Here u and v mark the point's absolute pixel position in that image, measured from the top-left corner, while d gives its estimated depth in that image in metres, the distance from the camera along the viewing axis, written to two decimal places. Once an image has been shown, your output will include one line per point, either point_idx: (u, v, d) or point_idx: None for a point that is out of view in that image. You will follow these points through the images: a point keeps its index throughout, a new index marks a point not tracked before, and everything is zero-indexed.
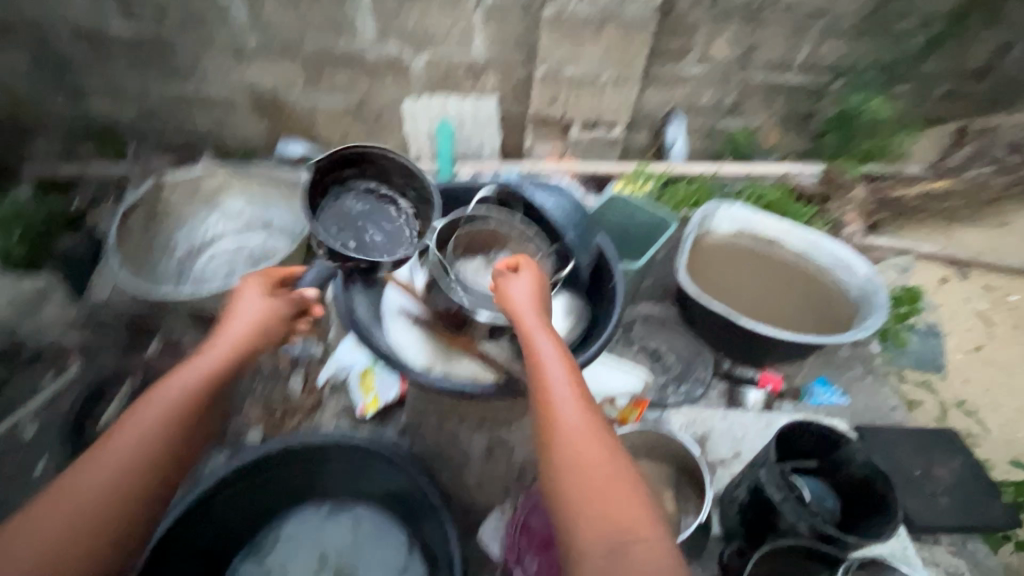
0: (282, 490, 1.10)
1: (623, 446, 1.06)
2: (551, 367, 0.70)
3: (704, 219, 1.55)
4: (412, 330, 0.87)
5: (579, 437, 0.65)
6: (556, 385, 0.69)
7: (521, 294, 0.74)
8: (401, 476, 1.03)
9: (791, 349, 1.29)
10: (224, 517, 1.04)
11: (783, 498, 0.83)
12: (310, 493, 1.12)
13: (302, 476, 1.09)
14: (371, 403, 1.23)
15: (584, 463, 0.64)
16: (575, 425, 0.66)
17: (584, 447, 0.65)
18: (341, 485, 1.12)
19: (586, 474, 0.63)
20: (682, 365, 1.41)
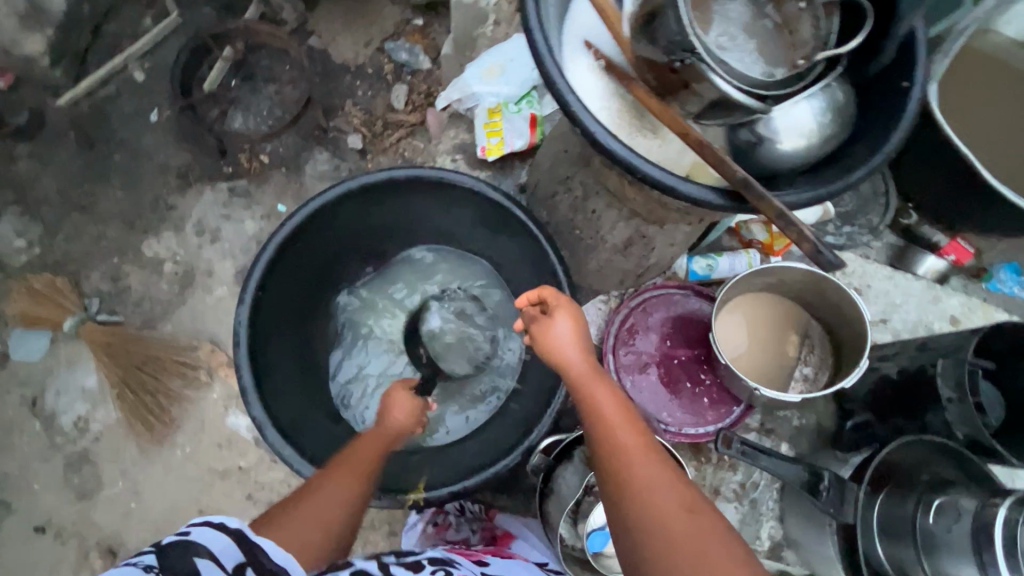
0: (397, 223, 0.99)
1: (767, 280, 0.94)
2: (597, 401, 0.59)
3: (998, 7, 1.05)
4: (597, 76, 0.63)
5: (657, 489, 0.50)
6: (617, 428, 0.56)
7: (562, 341, 0.63)
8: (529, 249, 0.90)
9: (1015, 227, 1.00)
10: (341, 234, 0.94)
11: (953, 398, 0.72)
12: (423, 232, 1.02)
13: (422, 214, 0.96)
14: (493, 148, 1.08)
15: (664, 515, 0.48)
16: (653, 475, 0.51)
17: (655, 486, 0.50)
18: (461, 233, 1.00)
19: (669, 524, 0.48)
20: (857, 203, 1.14)
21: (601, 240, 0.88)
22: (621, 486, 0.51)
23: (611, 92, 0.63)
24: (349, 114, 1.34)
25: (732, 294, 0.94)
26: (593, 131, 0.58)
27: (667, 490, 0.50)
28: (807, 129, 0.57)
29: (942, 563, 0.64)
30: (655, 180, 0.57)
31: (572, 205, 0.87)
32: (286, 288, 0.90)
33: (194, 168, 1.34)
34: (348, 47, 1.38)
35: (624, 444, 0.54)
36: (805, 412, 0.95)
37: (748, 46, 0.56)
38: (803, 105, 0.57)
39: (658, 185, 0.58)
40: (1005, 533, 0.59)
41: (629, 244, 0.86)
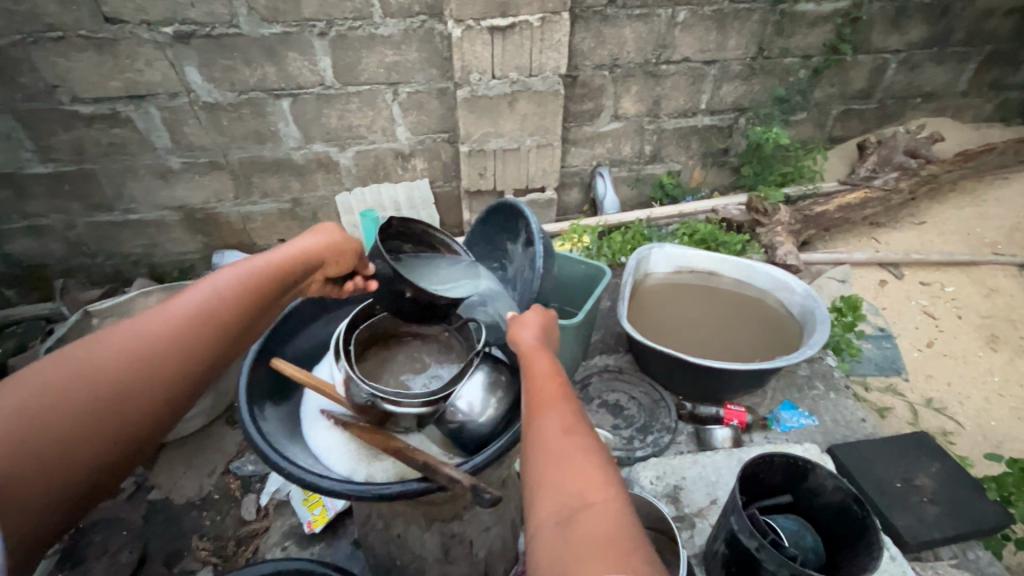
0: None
1: None
2: (542, 389, 0.63)
3: (641, 263, 1.57)
4: (331, 433, 0.79)
5: (581, 497, 0.52)
6: (558, 420, 0.59)
7: (527, 327, 0.71)
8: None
9: (750, 378, 1.27)
10: None
11: (759, 545, 0.77)
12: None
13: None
14: (318, 517, 1.11)
15: (583, 521, 0.50)
16: (584, 482, 0.53)
17: (584, 488, 0.53)
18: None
19: (586, 529, 0.49)
20: (645, 414, 1.36)
21: (422, 557, 0.90)
22: (552, 480, 0.54)
23: (342, 439, 0.78)
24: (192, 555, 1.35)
25: None
26: (311, 480, 0.70)
27: (581, 454, 0.56)
28: (483, 399, 0.75)
29: None
30: (371, 495, 0.68)
31: (382, 537, 0.91)
32: None
33: None
34: (190, 485, 1.52)
35: (546, 404, 0.61)
36: None
37: (417, 373, 0.83)
38: (468, 385, 0.75)
39: (375, 498, 0.67)
40: None
41: (448, 548, 0.89)
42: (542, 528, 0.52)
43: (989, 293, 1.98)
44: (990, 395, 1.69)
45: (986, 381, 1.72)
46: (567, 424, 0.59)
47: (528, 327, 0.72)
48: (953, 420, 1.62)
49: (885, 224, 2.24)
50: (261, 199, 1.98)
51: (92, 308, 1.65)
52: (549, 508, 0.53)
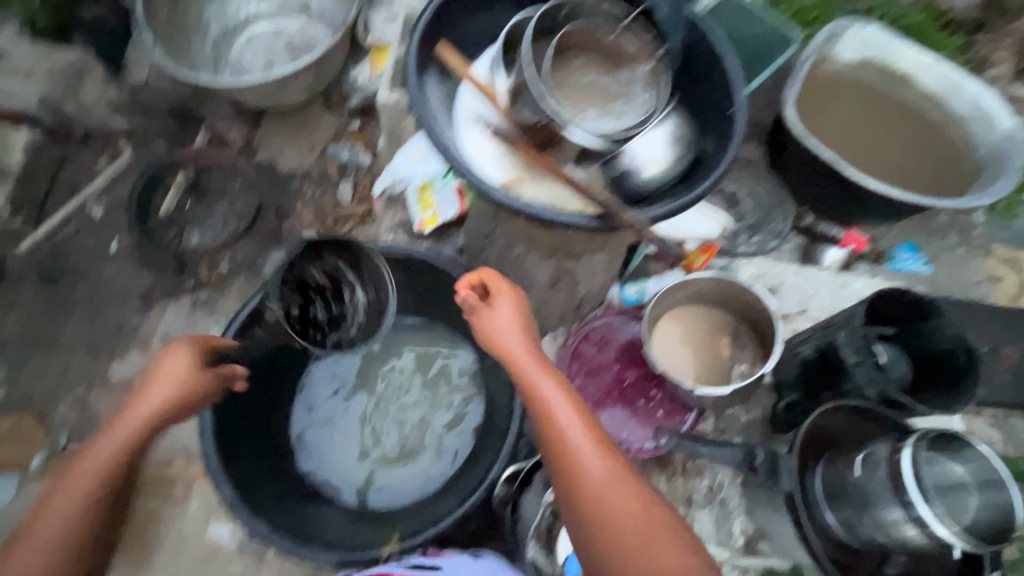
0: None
1: (687, 293, 1.03)
2: (555, 410, 0.69)
3: (827, 42, 1.25)
4: (487, 140, 0.76)
5: (598, 484, 0.65)
6: (564, 420, 0.68)
7: (507, 331, 0.74)
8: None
9: (893, 210, 1.15)
10: (285, 319, 0.98)
11: (858, 362, 0.81)
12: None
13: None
14: (429, 221, 1.19)
15: (605, 504, 0.64)
16: (595, 468, 0.65)
17: (601, 479, 0.65)
18: (408, 300, 1.10)
19: (612, 509, 0.63)
20: (758, 214, 1.29)
21: (531, 281, 0.98)
22: (572, 482, 0.65)
23: (501, 153, 0.75)
24: (298, 217, 1.50)
25: (659, 310, 1.03)
26: (474, 179, 0.68)
27: (604, 468, 0.66)
28: (658, 158, 0.69)
29: (878, 514, 0.70)
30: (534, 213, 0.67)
31: (500, 254, 0.97)
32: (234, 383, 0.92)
33: (153, 287, 1.45)
34: (295, 158, 1.58)
35: (559, 420, 0.68)
36: (751, 405, 1.01)
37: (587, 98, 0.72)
38: (646, 140, 0.69)
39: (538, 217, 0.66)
40: (914, 471, 0.66)
41: (556, 280, 0.96)
42: (604, 550, 0.63)
43: None
44: None
45: None
46: (585, 441, 0.67)
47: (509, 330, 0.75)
48: None
49: None
50: None
51: None
52: (602, 536, 0.63)
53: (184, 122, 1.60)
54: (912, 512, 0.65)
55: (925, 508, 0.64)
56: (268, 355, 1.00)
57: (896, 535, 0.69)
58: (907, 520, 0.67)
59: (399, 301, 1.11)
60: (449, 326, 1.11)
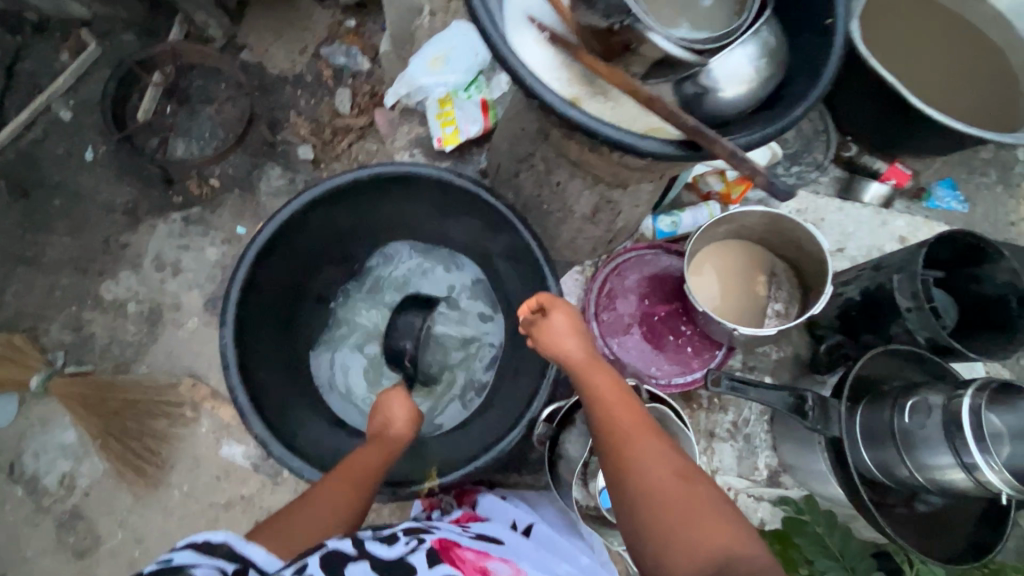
0: (369, 222, 0.97)
1: (731, 227, 0.97)
2: (608, 401, 0.64)
3: None
4: (543, 46, 0.65)
5: (648, 468, 0.56)
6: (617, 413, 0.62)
7: (563, 335, 0.70)
8: (507, 235, 0.89)
9: (942, 147, 1.06)
10: (308, 245, 0.91)
11: (912, 307, 0.78)
12: (399, 232, 1.02)
13: (390, 212, 0.96)
14: (450, 138, 1.08)
15: (656, 491, 0.54)
16: (647, 454, 0.57)
17: (653, 468, 0.56)
18: (431, 228, 1.00)
19: (661, 495, 0.54)
20: (800, 142, 1.19)
21: (568, 210, 0.91)
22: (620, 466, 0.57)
23: (561, 62, 0.65)
24: (295, 128, 1.36)
25: (699, 244, 0.98)
26: (539, 91, 0.58)
27: (657, 453, 0.57)
28: (745, 75, 0.60)
29: (920, 457, 0.70)
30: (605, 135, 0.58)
31: (536, 179, 0.89)
32: (260, 313, 0.87)
33: (139, 202, 1.34)
34: (287, 58, 1.40)
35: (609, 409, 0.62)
36: (782, 344, 1.00)
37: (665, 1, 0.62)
38: (736, 52, 0.59)
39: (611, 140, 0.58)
40: (974, 420, 0.64)
41: (597, 211, 0.89)
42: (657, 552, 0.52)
43: None
44: None
45: None
46: (638, 428, 0.60)
47: (567, 337, 0.71)
48: None
49: None
50: None
51: None
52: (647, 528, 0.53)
53: (155, 9, 1.39)
54: (964, 459, 0.65)
55: (982, 456, 0.63)
56: (290, 283, 0.93)
57: (937, 477, 0.69)
58: (954, 466, 0.67)
59: (420, 228, 1.01)
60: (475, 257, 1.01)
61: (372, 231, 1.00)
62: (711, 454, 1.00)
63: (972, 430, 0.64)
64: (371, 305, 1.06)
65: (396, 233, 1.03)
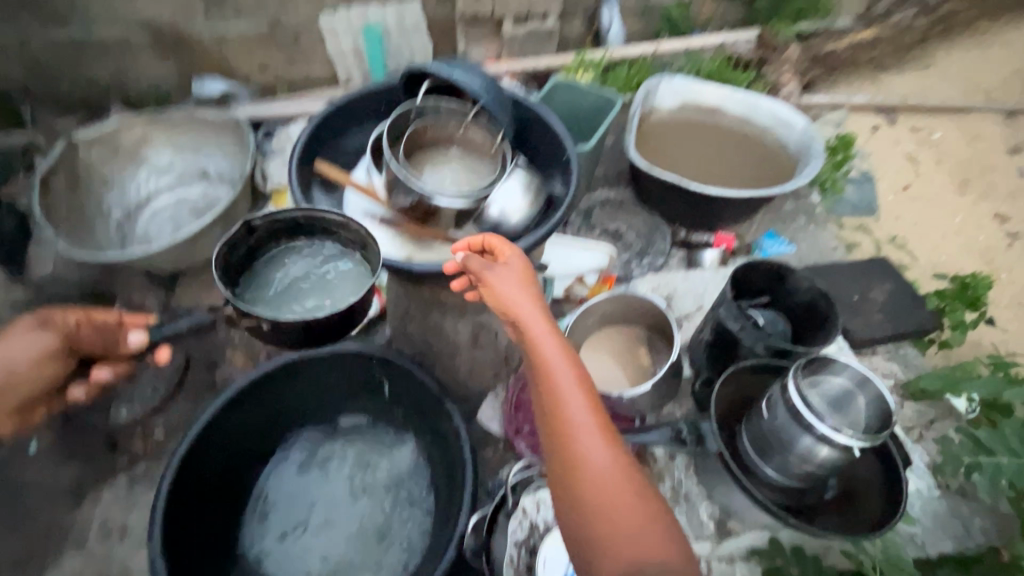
0: (296, 404, 1.12)
1: (596, 316, 1.14)
2: (564, 382, 0.63)
3: (647, 97, 1.56)
4: (375, 227, 0.87)
5: (602, 476, 0.58)
6: (571, 404, 0.62)
7: (514, 293, 0.68)
8: (407, 377, 1.05)
9: (742, 207, 1.37)
10: (232, 441, 1.04)
11: (741, 327, 0.94)
12: (318, 413, 1.16)
13: (312, 393, 1.13)
14: (354, 320, 1.26)
15: (606, 499, 0.57)
16: (600, 460, 0.59)
17: (607, 475, 0.59)
18: (352, 397, 1.15)
19: (611, 499, 0.57)
20: (642, 241, 1.48)
21: (455, 344, 1.06)
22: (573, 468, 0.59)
23: (387, 237, 0.87)
24: (229, 361, 1.52)
25: (578, 339, 1.13)
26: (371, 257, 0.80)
27: (612, 459, 0.59)
28: (518, 205, 0.84)
29: (794, 448, 0.78)
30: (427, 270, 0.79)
31: (420, 327, 1.06)
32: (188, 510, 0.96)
33: (84, 474, 1.38)
34: (214, 307, 1.62)
35: (564, 395, 0.62)
36: (682, 400, 1.08)
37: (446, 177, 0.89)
38: (505, 189, 0.84)
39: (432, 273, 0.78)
40: (801, 397, 0.76)
41: (476, 336, 1.05)
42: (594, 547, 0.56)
43: (972, 140, 2.04)
44: (947, 234, 1.85)
45: (949, 222, 1.87)
46: (594, 425, 0.61)
47: (516, 293, 0.69)
48: (910, 254, 1.79)
49: (890, 67, 2.20)
50: (236, 18, 1.69)
51: (76, 135, 1.49)
52: (593, 528, 0.57)
53: (95, 302, 1.61)
54: (815, 432, 0.74)
55: (821, 424, 0.73)
56: (217, 479, 1.03)
57: (815, 459, 0.77)
58: (816, 442, 0.75)
59: (342, 400, 1.15)
60: (395, 411, 1.14)
61: (294, 417, 1.14)
62: None
63: (805, 409, 0.74)
64: (300, 492, 1.11)
65: (323, 413, 1.16)
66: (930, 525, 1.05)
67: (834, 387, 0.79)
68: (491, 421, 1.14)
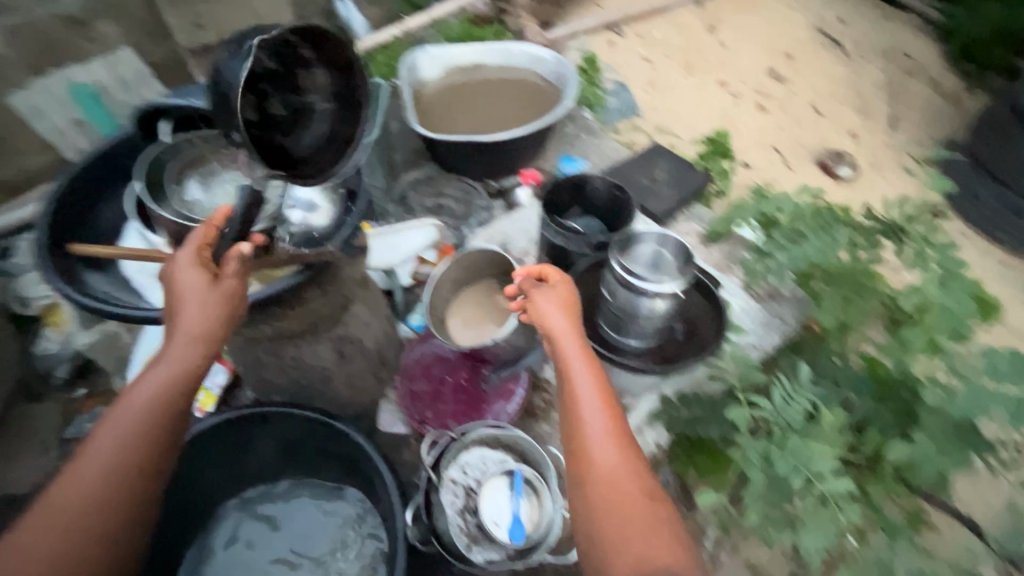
0: (172, 513, 0.99)
1: (448, 286, 1.18)
2: (585, 395, 0.74)
3: (410, 72, 1.61)
4: None
5: (607, 475, 0.70)
6: (587, 408, 0.74)
7: (552, 314, 0.79)
8: (290, 425, 1.00)
9: (532, 142, 1.49)
10: None
11: (564, 238, 1.04)
12: (212, 500, 1.05)
13: (187, 491, 1.01)
14: (207, 398, 1.13)
15: (610, 487, 0.70)
16: (606, 458, 0.71)
17: (616, 472, 0.70)
18: (239, 473, 1.06)
19: (617, 494, 0.69)
20: (463, 204, 1.54)
21: (323, 368, 1.01)
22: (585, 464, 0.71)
23: None
24: None
25: (440, 312, 1.17)
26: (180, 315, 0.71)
27: (625, 464, 0.71)
28: (319, 212, 0.83)
29: (638, 313, 0.90)
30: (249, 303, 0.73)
31: (279, 369, 0.99)
32: None
33: None
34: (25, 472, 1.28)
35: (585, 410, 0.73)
36: None
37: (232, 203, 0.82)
38: (298, 203, 0.83)
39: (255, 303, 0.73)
40: (625, 269, 0.88)
41: (341, 351, 1.01)
42: (589, 526, 0.69)
43: (681, 31, 2.44)
44: (693, 109, 2.21)
45: (691, 99, 2.24)
46: (610, 435, 0.72)
47: (554, 316, 0.79)
48: (675, 135, 2.12)
49: None
50: None
51: None
52: (595, 511, 0.69)
53: None
54: (645, 292, 0.87)
55: (646, 284, 0.86)
56: None
57: (656, 314, 0.90)
58: (650, 300, 0.88)
59: (225, 482, 1.05)
60: (290, 464, 1.08)
61: (187, 517, 1.02)
62: None
63: (634, 275, 0.87)
64: None
65: (213, 506, 1.06)
66: (759, 330, 1.31)
67: (646, 253, 0.93)
68: (394, 423, 1.13)
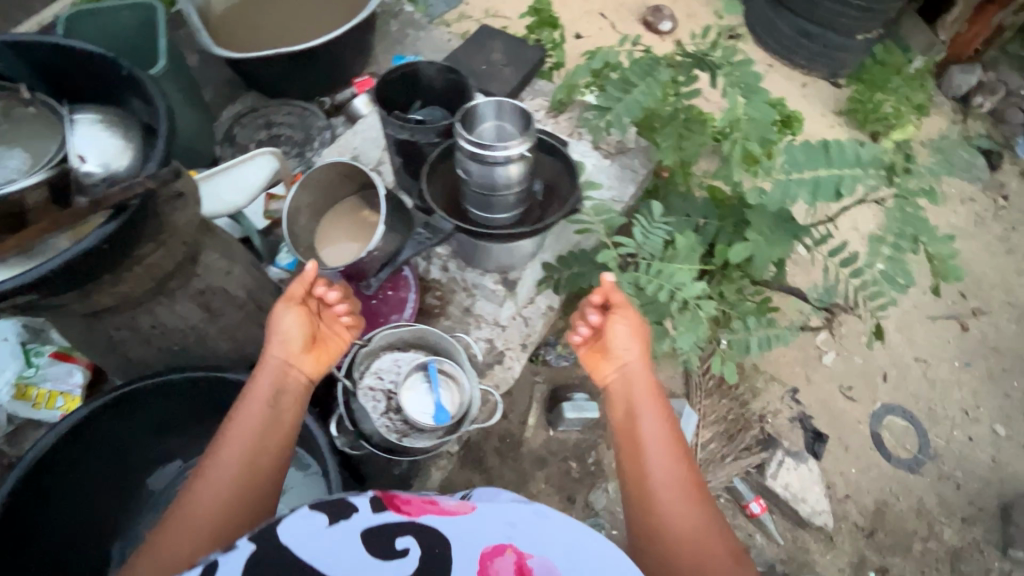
0: (77, 512, 0.95)
1: (305, 213, 1.11)
2: (650, 437, 0.84)
3: None
4: None
5: (675, 523, 0.77)
6: (653, 454, 0.83)
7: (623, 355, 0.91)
8: (176, 393, 0.95)
9: (353, 44, 1.38)
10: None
11: (409, 131, 1.02)
12: (121, 485, 1.01)
13: (90, 484, 0.96)
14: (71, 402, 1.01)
15: (681, 540, 0.76)
16: (669, 507, 0.78)
17: (682, 525, 0.77)
18: (144, 454, 1.02)
19: (687, 549, 0.75)
20: (300, 128, 1.42)
21: (193, 327, 0.95)
22: (650, 508, 0.79)
23: None
24: None
25: (307, 242, 1.12)
26: None
27: (697, 523, 0.77)
28: (113, 145, 0.73)
29: (495, 184, 0.93)
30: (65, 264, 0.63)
31: (142, 340, 0.91)
32: None
33: None
34: None
35: (651, 454, 0.83)
36: None
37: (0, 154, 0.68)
38: (82, 139, 0.72)
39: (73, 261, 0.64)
40: (471, 144, 0.89)
41: (208, 304, 0.95)
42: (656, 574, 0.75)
43: None
44: None
45: None
46: (676, 484, 0.80)
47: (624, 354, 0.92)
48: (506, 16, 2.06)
49: None
50: None
51: None
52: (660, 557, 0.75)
53: None
54: (495, 160, 0.89)
55: (494, 152, 0.88)
56: None
57: (512, 180, 0.93)
58: (503, 167, 0.90)
59: (129, 469, 1.01)
60: (197, 431, 1.05)
61: (99, 506, 0.98)
62: (481, 317, 1.19)
63: (484, 146, 0.88)
64: None
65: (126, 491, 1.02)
66: (615, 184, 1.42)
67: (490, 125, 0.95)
68: None
